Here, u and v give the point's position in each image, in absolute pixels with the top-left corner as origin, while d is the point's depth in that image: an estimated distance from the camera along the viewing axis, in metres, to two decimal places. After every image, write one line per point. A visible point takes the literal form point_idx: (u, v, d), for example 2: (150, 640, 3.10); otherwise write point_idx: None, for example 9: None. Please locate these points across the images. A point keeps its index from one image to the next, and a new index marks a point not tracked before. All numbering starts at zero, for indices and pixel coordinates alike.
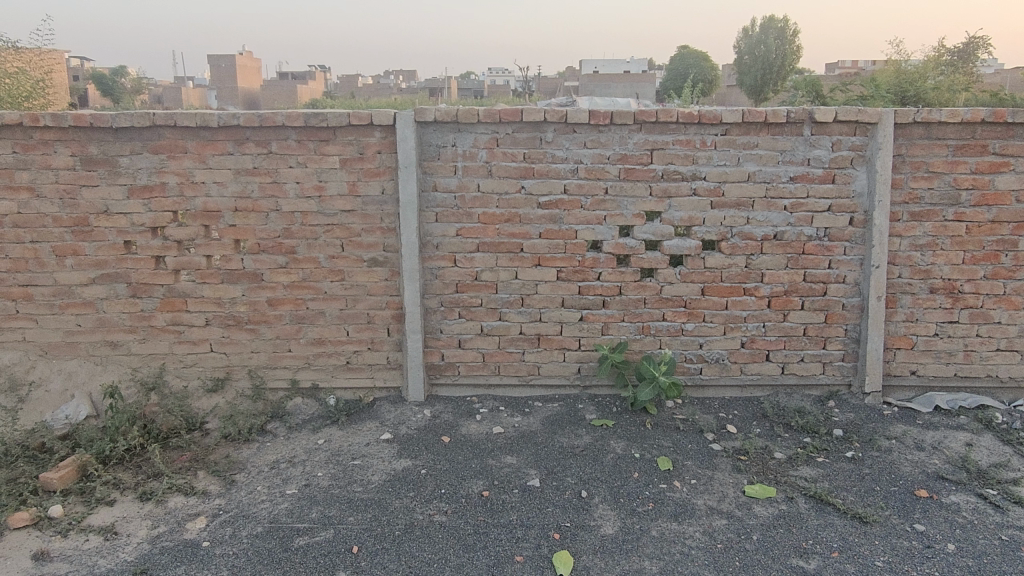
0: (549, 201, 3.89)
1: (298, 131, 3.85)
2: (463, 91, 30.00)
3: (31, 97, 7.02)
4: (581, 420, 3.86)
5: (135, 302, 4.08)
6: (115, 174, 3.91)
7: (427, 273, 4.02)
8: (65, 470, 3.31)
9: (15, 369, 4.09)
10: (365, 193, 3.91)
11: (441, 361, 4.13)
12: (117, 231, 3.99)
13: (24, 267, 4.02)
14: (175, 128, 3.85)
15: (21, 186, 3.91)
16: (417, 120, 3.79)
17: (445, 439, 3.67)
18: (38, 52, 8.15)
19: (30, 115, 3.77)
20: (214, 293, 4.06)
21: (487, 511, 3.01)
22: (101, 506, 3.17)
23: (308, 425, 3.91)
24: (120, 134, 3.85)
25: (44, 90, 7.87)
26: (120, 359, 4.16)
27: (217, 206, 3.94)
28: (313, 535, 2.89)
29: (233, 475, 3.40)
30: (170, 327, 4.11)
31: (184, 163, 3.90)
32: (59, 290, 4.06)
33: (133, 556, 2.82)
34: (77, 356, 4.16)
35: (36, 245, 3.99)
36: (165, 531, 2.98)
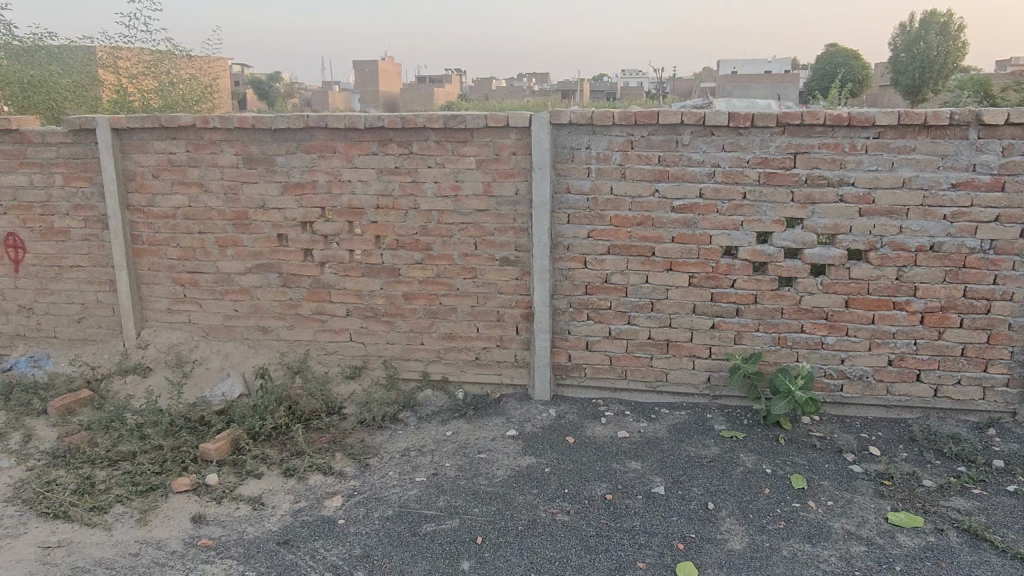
0: (683, 205, 3.82)
1: (438, 132, 3.99)
2: (595, 92, 29.84)
3: (201, 101, 7.93)
4: (709, 430, 3.76)
5: (284, 291, 4.38)
6: (272, 172, 4.22)
7: (557, 273, 4.05)
8: (220, 442, 3.61)
9: (181, 348, 4.55)
10: (500, 193, 4.00)
11: (567, 362, 4.15)
12: (272, 225, 4.31)
13: (192, 256, 4.46)
14: (325, 130, 4.10)
15: (192, 182, 4.33)
16: (552, 122, 3.83)
17: (570, 439, 3.69)
18: (209, 60, 9.10)
19: (201, 118, 4.17)
20: (355, 286, 4.29)
21: (611, 514, 3.00)
22: (250, 478, 3.45)
23: (437, 416, 4.05)
24: (277, 135, 4.16)
25: (213, 93, 8.78)
26: (270, 343, 4.49)
27: (360, 204, 4.16)
28: (440, 522, 2.99)
29: (368, 459, 3.58)
30: (314, 316, 4.38)
31: (333, 162, 4.14)
32: (220, 278, 4.45)
33: (277, 526, 3.06)
34: (232, 339, 4.53)
35: (202, 236, 4.41)
36: (306, 506, 3.19)
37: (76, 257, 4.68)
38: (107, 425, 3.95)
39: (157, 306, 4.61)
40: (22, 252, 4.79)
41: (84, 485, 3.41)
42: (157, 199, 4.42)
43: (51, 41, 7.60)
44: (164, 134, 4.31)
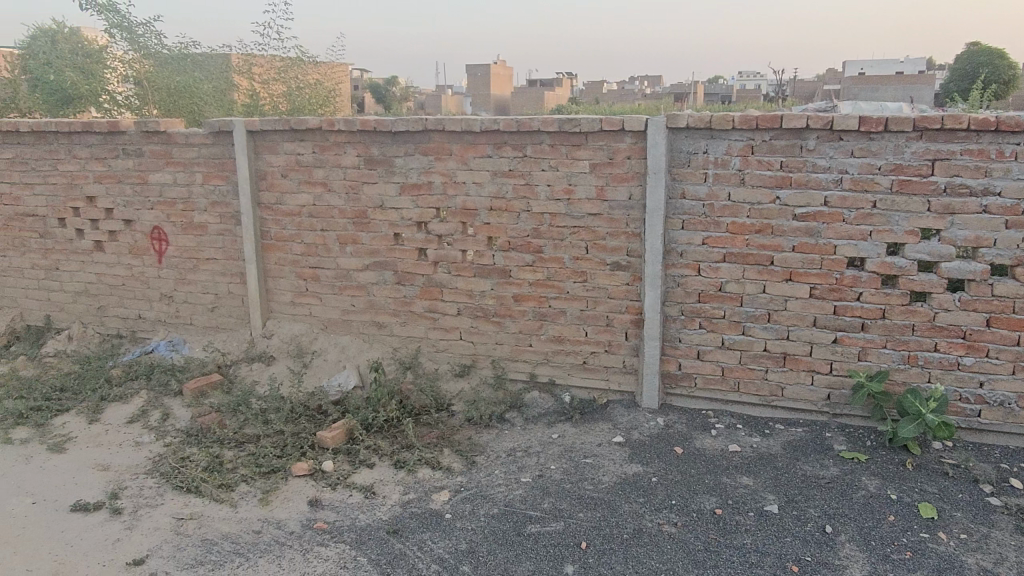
0: (806, 212, 3.66)
1: (552, 136, 4.01)
2: (710, 94, 29.02)
3: (325, 104, 8.40)
4: (827, 449, 3.58)
5: (399, 288, 4.53)
6: (391, 172, 4.38)
7: (670, 280, 3.98)
8: (336, 431, 3.78)
9: (302, 339, 4.79)
10: (613, 197, 3.97)
11: (677, 370, 4.07)
12: (389, 224, 4.46)
13: (314, 252, 4.69)
14: (443, 132, 4.21)
15: (317, 181, 4.56)
16: (669, 126, 3.77)
17: (678, 450, 3.62)
18: (333, 65, 9.61)
19: (328, 121, 4.38)
20: (466, 285, 4.37)
21: (720, 530, 2.91)
22: (363, 467, 3.59)
23: (544, 419, 4.06)
24: (397, 137, 4.31)
25: (336, 97, 9.26)
26: (384, 338, 4.64)
27: (474, 205, 4.24)
28: (544, 523, 3.01)
29: (474, 456, 3.64)
30: (426, 313, 4.50)
31: (449, 164, 4.24)
32: (339, 274, 4.65)
33: (387, 515, 3.17)
34: (349, 333, 4.73)
35: (325, 233, 4.63)
36: (415, 498, 3.29)
37: (211, 251, 5.02)
38: (235, 408, 4.23)
39: (282, 299, 4.88)
40: (165, 244, 5.18)
41: (214, 463, 3.67)
42: (285, 197, 4.68)
43: (194, 48, 8.20)
44: (293, 136, 4.56)
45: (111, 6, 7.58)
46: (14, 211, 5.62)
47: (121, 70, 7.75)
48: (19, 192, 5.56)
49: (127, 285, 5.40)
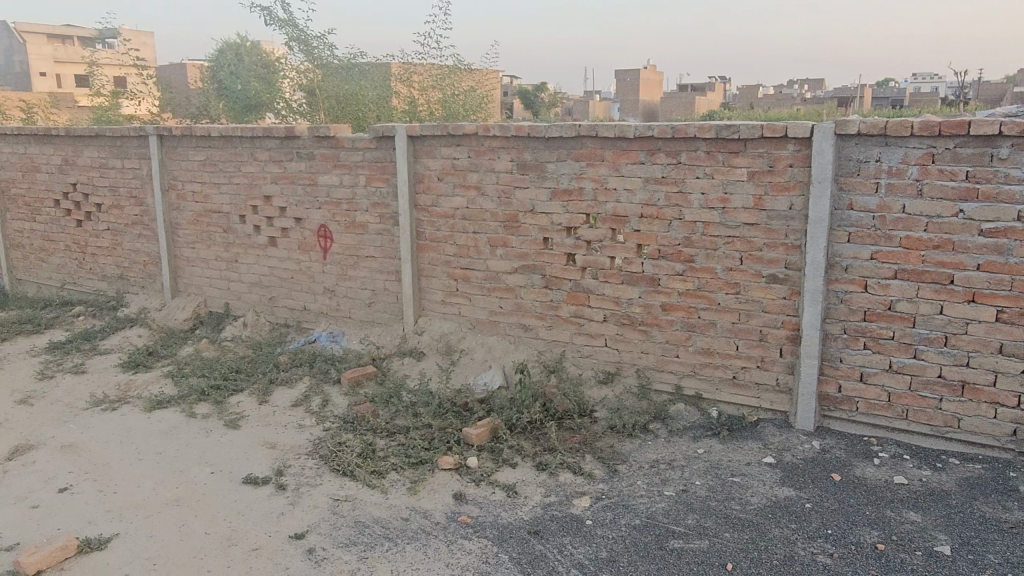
0: (995, 228, 3.33)
1: (709, 142, 3.90)
2: (878, 98, 27.02)
3: (478, 111, 8.64)
4: (1011, 490, 3.23)
5: (546, 292, 4.58)
6: (543, 178, 4.44)
7: (832, 296, 3.75)
8: (481, 428, 3.88)
9: (451, 337, 4.96)
10: (772, 207, 3.81)
11: (836, 392, 3.83)
12: (539, 228, 4.53)
13: (466, 253, 4.85)
14: (595, 138, 4.21)
15: (471, 184, 4.71)
16: (838, 132, 3.56)
17: (835, 477, 3.40)
18: (487, 73, 9.89)
19: (483, 126, 4.52)
20: (614, 292, 4.34)
21: (882, 566, 2.71)
22: (506, 466, 3.66)
23: (689, 432, 3.96)
24: (550, 142, 4.37)
25: (488, 104, 9.52)
26: (529, 341, 4.71)
27: (625, 211, 4.21)
28: (688, 540, 2.94)
29: (616, 465, 3.62)
30: (572, 318, 4.51)
31: (601, 170, 4.24)
32: (489, 275, 4.78)
33: (529, 515, 3.22)
34: (496, 333, 4.83)
35: (477, 235, 4.77)
36: (556, 501, 3.32)
37: (371, 249, 5.32)
38: (387, 399, 4.45)
39: (434, 297, 5.07)
40: (329, 242, 5.55)
41: (367, 449, 3.89)
42: (441, 199, 4.87)
43: (361, 58, 8.75)
44: (451, 140, 4.74)
45: (291, 21, 8.23)
46: (203, 208, 6.24)
47: (296, 79, 8.50)
48: (208, 191, 6.16)
49: (295, 279, 5.82)
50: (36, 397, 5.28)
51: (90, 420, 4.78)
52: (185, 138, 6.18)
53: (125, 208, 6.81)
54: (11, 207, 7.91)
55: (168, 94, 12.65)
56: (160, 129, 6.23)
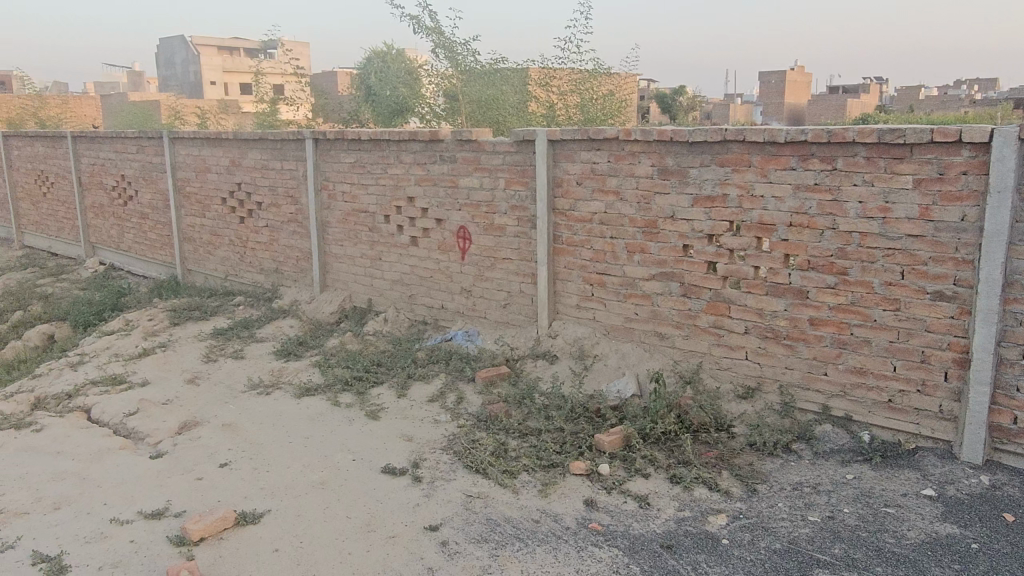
0: None
1: (869, 148, 3.66)
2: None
3: (613, 117, 8.55)
4: None
5: (685, 301, 4.46)
6: (685, 183, 4.32)
7: (1009, 318, 3.41)
8: (613, 436, 3.84)
9: (585, 342, 4.94)
10: (941, 218, 3.51)
11: (1011, 424, 3.47)
12: (679, 235, 4.42)
13: (603, 258, 4.81)
14: (742, 143, 4.06)
15: (610, 189, 4.68)
16: (1023, 137, 3.23)
17: (1008, 517, 3.08)
18: (626, 77, 9.79)
19: (625, 131, 4.47)
20: (757, 304, 4.16)
21: None
22: (638, 476, 3.61)
23: (836, 456, 3.73)
24: (693, 147, 4.25)
25: (626, 108, 9.41)
26: (665, 350, 4.60)
27: (773, 220, 4.02)
28: (834, 571, 2.77)
29: (756, 484, 3.46)
30: (711, 329, 4.37)
31: (747, 176, 4.07)
32: (625, 281, 4.72)
33: (662, 528, 3.15)
34: (630, 340, 4.77)
35: (614, 241, 4.73)
36: (690, 516, 3.23)
37: (508, 251, 5.40)
38: (520, 400, 4.50)
39: (568, 301, 5.08)
40: (468, 243, 5.69)
41: (500, 449, 3.95)
42: (579, 203, 4.87)
43: (502, 62, 8.92)
44: (591, 145, 4.73)
45: (438, 29, 8.49)
46: (351, 208, 6.58)
47: (438, 83, 8.79)
48: (356, 192, 6.49)
49: (434, 278, 6.01)
50: (202, 379, 5.77)
51: (247, 402, 5.16)
52: (338, 142, 6.55)
53: (282, 206, 7.31)
54: (186, 204, 8.69)
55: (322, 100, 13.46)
56: (316, 133, 6.64)
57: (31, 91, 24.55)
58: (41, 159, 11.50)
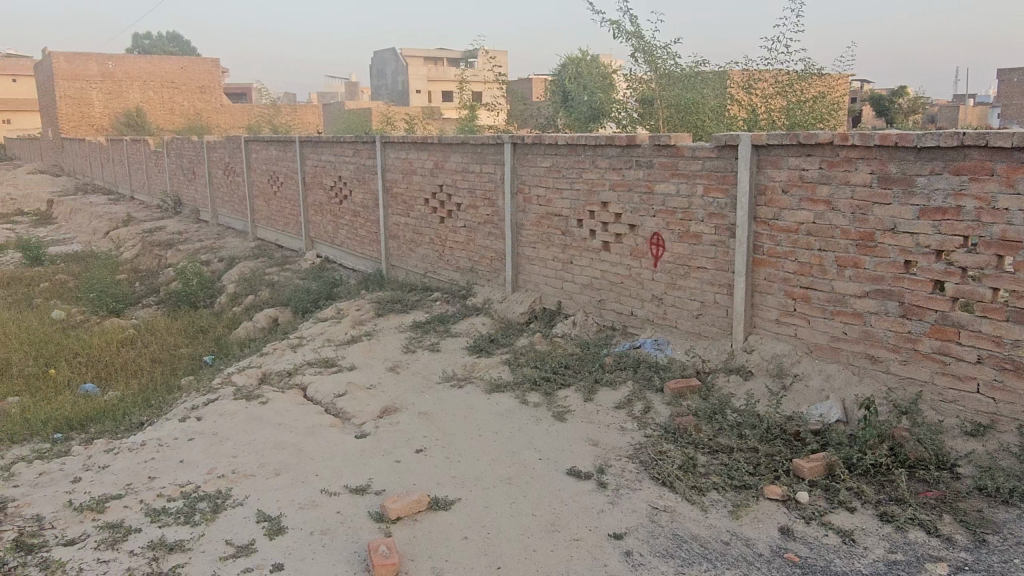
0: None
1: None
2: None
3: (826, 119, 7.93)
4: None
5: (903, 322, 4.05)
6: (910, 193, 3.93)
7: None
8: (814, 463, 3.60)
9: (784, 359, 4.66)
10: None
11: None
12: (900, 250, 4.03)
13: (809, 271, 4.51)
14: (983, 149, 3.62)
15: (821, 199, 4.37)
16: None
17: None
18: (838, 78, 9.10)
19: (841, 135, 4.16)
20: (994, 330, 3.69)
21: None
22: (842, 509, 3.34)
23: None
24: (922, 154, 3.86)
25: (838, 111, 8.72)
26: (877, 375, 4.21)
27: (1019, 236, 3.54)
28: None
29: (986, 534, 3.07)
30: (935, 355, 3.93)
31: (988, 186, 3.62)
32: (833, 297, 4.39)
33: (868, 570, 2.91)
34: (837, 362, 4.42)
35: (823, 253, 4.41)
36: (903, 561, 2.95)
37: (704, 260, 5.23)
38: (711, 415, 4.34)
39: (767, 315, 4.82)
40: (661, 250, 5.58)
41: (688, 463, 3.84)
42: (784, 213, 4.60)
43: (702, 65, 8.67)
44: (801, 150, 4.44)
45: (639, 33, 8.44)
46: (545, 211, 6.71)
47: (635, 87, 8.72)
48: (551, 196, 6.60)
49: (624, 284, 5.96)
50: (402, 368, 6.17)
51: (441, 393, 5.44)
52: (535, 146, 6.71)
53: (480, 208, 7.62)
54: (393, 203, 9.34)
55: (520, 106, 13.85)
56: (515, 137, 6.85)
57: (267, 101, 27.60)
58: (274, 161, 12.93)
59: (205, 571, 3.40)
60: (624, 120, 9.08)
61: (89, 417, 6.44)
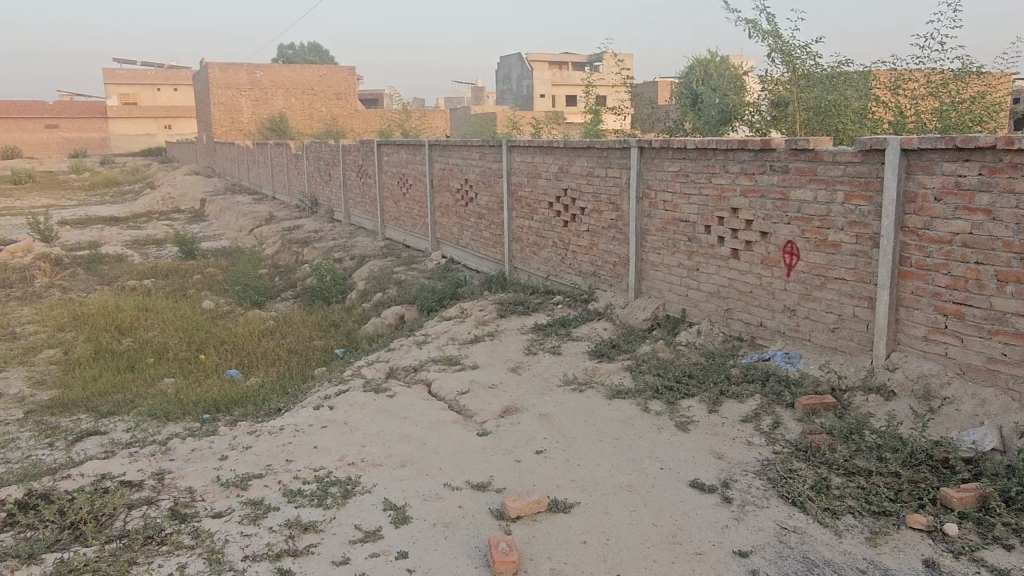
0: None
1: None
2: None
3: (986, 121, 7.31)
4: None
5: None
6: None
7: None
8: (966, 493, 3.33)
9: (932, 380, 4.34)
10: None
11: None
12: None
13: (963, 286, 4.18)
14: None
15: (979, 208, 4.05)
16: None
17: None
18: (1000, 76, 8.37)
19: (1005, 138, 3.83)
20: None
21: None
22: (996, 545, 3.08)
23: None
24: None
25: (1000, 111, 8.01)
26: None
27: None
28: None
29: None
30: None
31: None
32: (992, 315, 4.04)
33: None
34: (994, 385, 4.07)
35: (980, 267, 4.08)
36: None
37: (842, 271, 4.96)
38: (847, 435, 4.11)
39: (913, 332, 4.50)
40: (796, 259, 5.34)
41: (821, 484, 3.66)
42: (936, 222, 4.29)
43: (846, 65, 8.23)
44: (957, 155, 4.13)
45: (776, 32, 8.12)
46: (671, 217, 6.58)
47: (771, 89, 8.41)
48: (678, 201, 6.47)
49: (754, 293, 5.75)
50: (523, 369, 6.24)
51: (562, 396, 5.46)
52: (663, 150, 6.60)
53: (604, 212, 7.58)
54: (517, 206, 9.47)
55: (647, 109, 13.68)
56: (642, 141, 6.77)
57: (398, 106, 28.72)
58: (404, 164, 13.44)
59: (337, 553, 3.59)
60: (757, 123, 8.74)
61: (234, 400, 6.95)
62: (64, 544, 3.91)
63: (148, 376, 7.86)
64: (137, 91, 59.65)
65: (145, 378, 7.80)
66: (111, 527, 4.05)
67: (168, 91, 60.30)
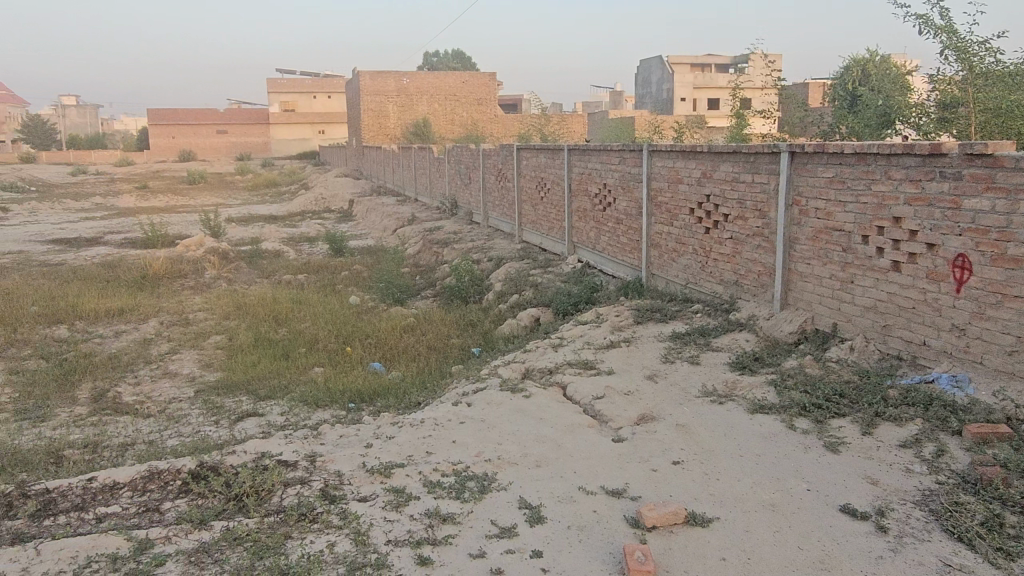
0: None
1: None
2: None
3: None
4: None
5: None
6: None
7: None
8: None
9: None
10: None
11: None
12: None
13: None
14: None
15: None
16: None
17: None
18: None
19: None
20: None
21: None
22: None
23: None
24: None
25: None
26: None
27: None
28: None
29: None
30: None
31: None
32: None
33: None
34: None
35: None
36: None
37: None
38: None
39: None
40: (967, 274, 4.91)
41: (993, 521, 3.35)
42: None
43: None
44: None
45: (950, 28, 7.50)
46: (824, 225, 6.24)
47: (943, 90, 7.78)
48: (832, 208, 6.12)
49: (916, 309, 5.34)
50: (660, 377, 6.14)
51: (700, 408, 5.33)
52: (816, 155, 6.28)
53: (749, 220, 7.32)
54: (657, 212, 9.32)
55: (797, 113, 13.05)
56: (793, 146, 6.47)
57: (537, 111, 29.10)
58: (543, 168, 13.60)
59: (474, 545, 3.70)
60: (924, 126, 8.11)
61: (377, 392, 7.32)
62: (229, 514, 4.28)
63: (301, 364, 8.44)
64: (296, 99, 64.17)
65: (299, 367, 8.38)
66: (269, 501, 4.40)
67: (323, 99, 64.37)
